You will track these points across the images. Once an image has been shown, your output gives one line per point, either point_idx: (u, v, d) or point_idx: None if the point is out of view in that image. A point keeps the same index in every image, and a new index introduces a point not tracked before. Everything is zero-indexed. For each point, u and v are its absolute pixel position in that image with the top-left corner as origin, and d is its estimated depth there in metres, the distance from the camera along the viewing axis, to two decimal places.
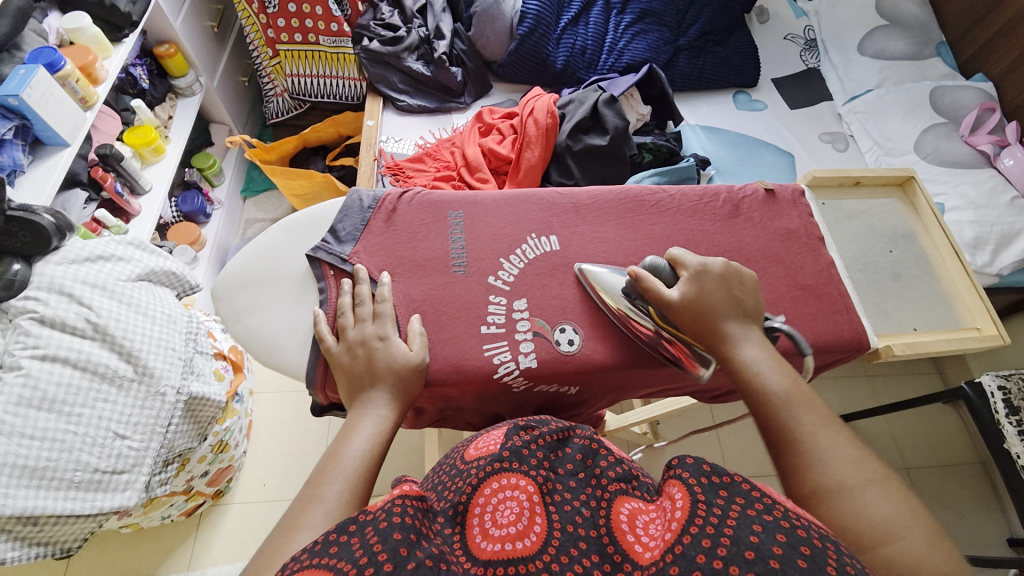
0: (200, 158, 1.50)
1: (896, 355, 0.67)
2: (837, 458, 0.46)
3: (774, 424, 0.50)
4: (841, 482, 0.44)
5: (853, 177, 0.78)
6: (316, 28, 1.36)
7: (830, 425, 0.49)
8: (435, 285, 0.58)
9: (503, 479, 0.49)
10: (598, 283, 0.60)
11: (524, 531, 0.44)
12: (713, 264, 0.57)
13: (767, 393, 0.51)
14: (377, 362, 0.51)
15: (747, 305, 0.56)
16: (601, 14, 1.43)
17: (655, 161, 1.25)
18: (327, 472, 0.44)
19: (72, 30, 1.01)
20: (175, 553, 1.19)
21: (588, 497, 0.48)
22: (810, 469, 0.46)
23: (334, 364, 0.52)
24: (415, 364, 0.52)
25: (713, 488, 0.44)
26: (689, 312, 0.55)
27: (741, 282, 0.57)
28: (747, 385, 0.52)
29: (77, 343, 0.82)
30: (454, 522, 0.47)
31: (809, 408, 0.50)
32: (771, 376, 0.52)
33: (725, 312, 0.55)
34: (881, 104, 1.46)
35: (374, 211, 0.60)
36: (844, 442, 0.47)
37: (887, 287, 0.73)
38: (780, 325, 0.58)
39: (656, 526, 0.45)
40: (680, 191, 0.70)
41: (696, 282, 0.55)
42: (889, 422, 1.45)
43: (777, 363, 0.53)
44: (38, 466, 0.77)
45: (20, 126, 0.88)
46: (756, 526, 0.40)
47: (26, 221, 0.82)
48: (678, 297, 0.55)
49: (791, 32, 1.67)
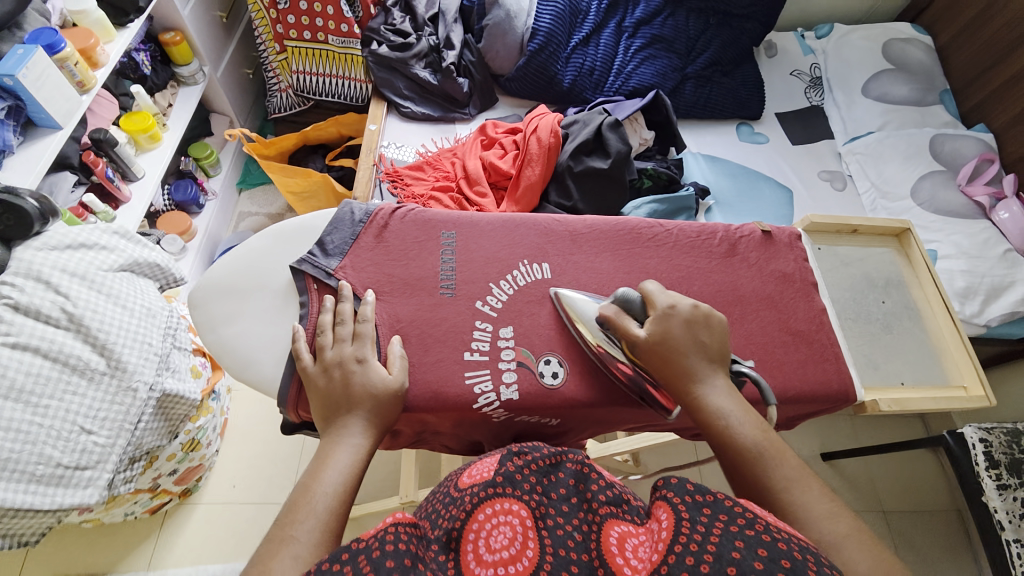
0: (197, 148, 1.48)
1: (883, 410, 0.66)
2: (812, 513, 0.46)
3: (752, 478, 0.49)
4: (820, 538, 0.44)
5: (850, 225, 0.77)
6: (326, 27, 1.37)
7: (805, 475, 0.49)
8: (423, 306, 0.56)
9: (497, 505, 0.47)
10: (572, 306, 0.59)
11: (517, 556, 0.43)
12: (683, 305, 0.55)
13: (741, 446, 0.50)
14: (354, 387, 0.49)
15: (711, 350, 0.54)
16: (611, 36, 1.43)
17: (654, 187, 1.26)
18: (299, 509, 0.43)
19: (76, 11, 0.99)
20: (135, 551, 1.15)
21: (580, 521, 0.47)
22: (790, 525, 0.46)
23: (309, 384, 0.50)
24: (393, 390, 0.50)
25: (696, 506, 0.45)
26: (652, 359, 0.53)
27: (707, 324, 0.55)
28: (722, 439, 0.50)
29: (49, 333, 0.79)
30: (446, 550, 0.45)
31: (785, 458, 0.49)
32: (743, 427, 0.51)
33: (691, 357, 0.53)
34: (881, 147, 1.48)
35: (365, 226, 0.59)
36: (818, 493, 0.48)
37: (876, 339, 0.73)
38: (746, 371, 0.56)
39: (644, 548, 0.45)
40: (677, 225, 0.69)
41: (661, 323, 0.53)
42: (868, 464, 1.44)
43: (745, 411, 0.52)
44: (0, 457, 0.73)
45: (12, 107, 0.86)
46: (738, 543, 0.42)
47: (9, 205, 0.79)
48: (646, 336, 0.53)
49: (798, 69, 1.68)
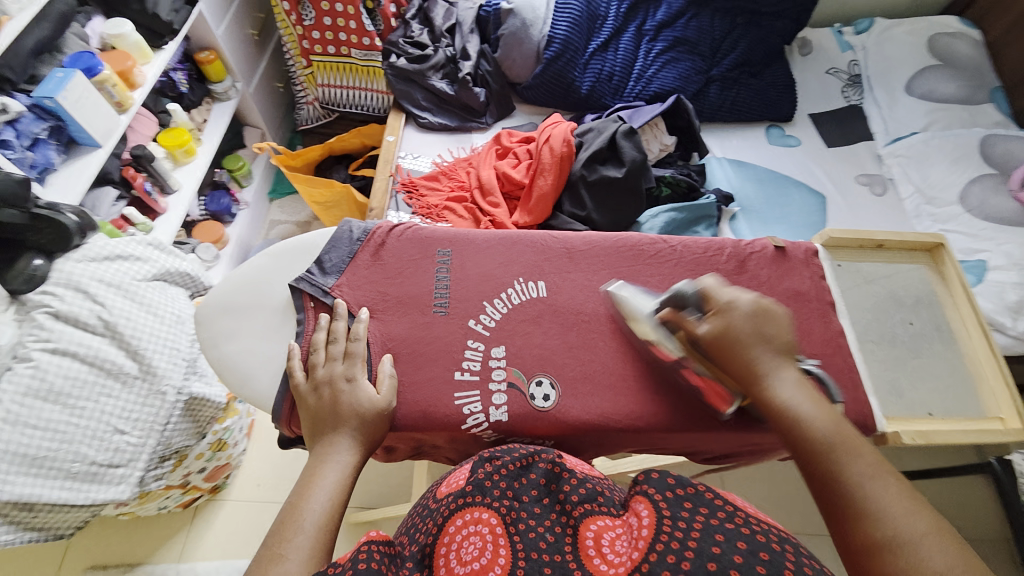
0: (230, 160, 1.55)
1: (903, 443, 0.61)
2: (891, 510, 0.44)
3: (820, 468, 0.48)
4: (890, 536, 0.43)
5: (874, 239, 0.73)
6: (349, 41, 1.41)
7: (882, 472, 0.47)
8: (416, 324, 0.57)
9: (469, 514, 0.48)
10: (626, 302, 0.60)
11: (487, 565, 0.43)
12: (743, 300, 0.54)
13: (810, 436, 0.49)
14: (341, 405, 0.50)
15: (782, 338, 0.53)
16: (631, 40, 1.40)
17: (673, 195, 1.22)
18: (287, 528, 0.46)
19: (114, 36, 1.06)
20: (168, 542, 1.21)
21: (553, 523, 0.47)
22: (859, 521, 0.45)
23: (300, 402, 0.52)
24: (381, 409, 0.51)
25: (678, 501, 0.46)
26: (717, 356, 0.52)
27: (774, 317, 0.53)
28: (791, 429, 0.50)
29: (86, 338, 0.85)
30: (422, 566, 0.46)
31: (860, 453, 0.48)
32: (815, 419, 0.50)
33: (757, 348, 0.51)
34: (926, 149, 1.38)
35: (362, 244, 0.60)
36: (897, 490, 0.46)
37: (902, 363, 0.68)
38: (814, 369, 0.56)
39: (620, 542, 0.45)
40: (682, 242, 0.67)
41: (723, 319, 0.52)
42: None
43: (818, 404, 0.51)
44: (39, 455, 0.79)
45: (55, 127, 0.93)
46: (717, 536, 0.42)
47: (50, 220, 0.85)
48: (709, 333, 0.52)
49: (834, 66, 1.59)
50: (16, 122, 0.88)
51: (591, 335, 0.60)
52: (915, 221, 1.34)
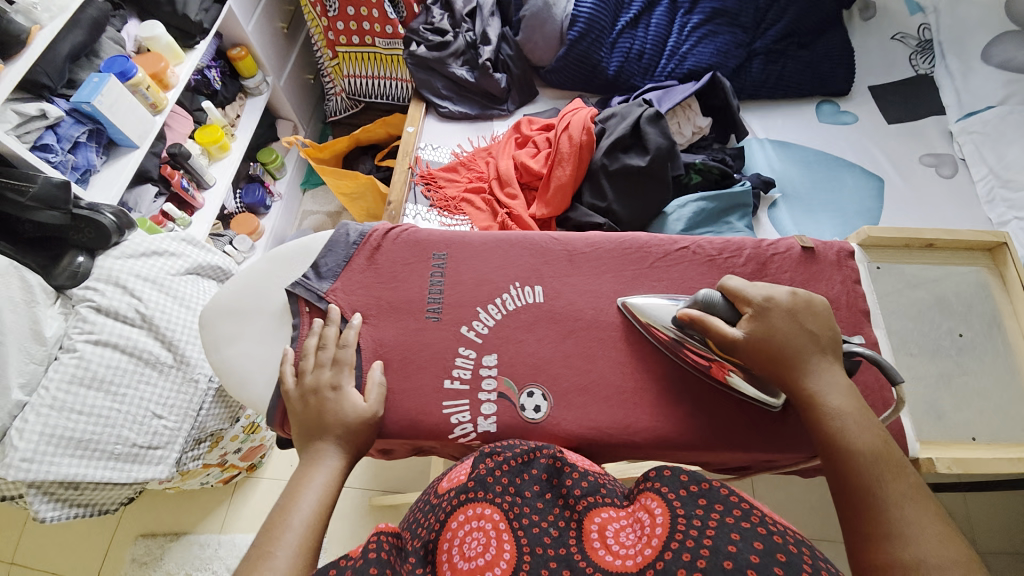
0: (264, 153, 1.61)
1: (938, 471, 0.58)
2: (923, 537, 0.45)
3: (854, 484, 0.49)
4: (912, 559, 0.43)
5: (923, 239, 0.69)
6: (372, 31, 1.40)
7: (918, 496, 0.47)
8: (407, 330, 0.58)
9: (470, 510, 0.48)
10: (644, 313, 0.59)
11: (493, 561, 0.44)
12: (779, 293, 0.55)
13: (853, 451, 0.49)
14: (327, 414, 0.52)
15: (823, 336, 0.54)
16: (664, 14, 1.30)
17: (704, 183, 1.14)
18: (276, 528, 0.47)
19: (148, 38, 1.11)
20: (212, 514, 1.32)
21: (557, 517, 0.48)
22: (880, 537, 0.46)
23: (290, 409, 0.54)
24: (366, 417, 0.53)
25: (691, 498, 0.46)
26: (756, 354, 0.53)
27: (811, 311, 0.54)
28: (835, 440, 0.50)
29: (125, 330, 0.92)
30: (424, 562, 0.46)
31: (900, 476, 0.48)
32: (860, 434, 0.50)
33: (803, 347, 0.53)
34: (1004, 125, 1.22)
35: (358, 248, 0.61)
36: (930, 515, 0.46)
37: (946, 380, 0.65)
38: (859, 349, 0.54)
39: (626, 534, 0.46)
40: (695, 242, 0.64)
41: (760, 320, 0.53)
42: (965, 498, 1.23)
43: (867, 419, 0.51)
44: (84, 438, 0.86)
45: (94, 130, 1.00)
46: (733, 534, 0.42)
47: (90, 220, 0.92)
48: (744, 334, 0.53)
49: (901, 32, 1.42)
50: (57, 127, 0.94)
51: (587, 343, 0.60)
52: (986, 208, 1.19)
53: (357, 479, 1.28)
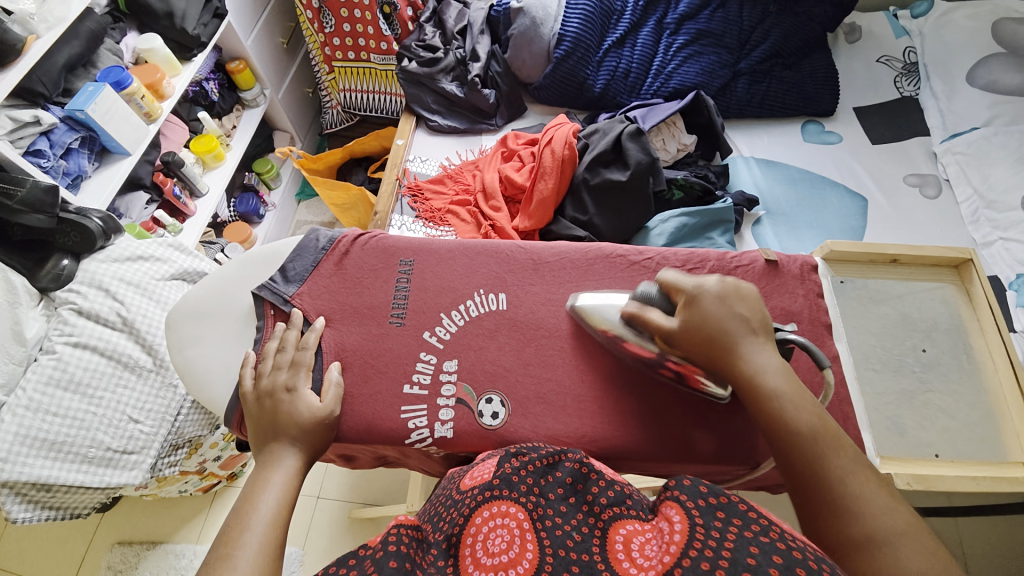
0: (260, 163, 1.63)
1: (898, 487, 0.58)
2: (873, 509, 0.47)
3: (804, 463, 0.50)
4: (864, 534, 0.46)
5: (887, 254, 0.71)
6: (368, 47, 1.44)
7: (862, 468, 0.49)
8: (370, 335, 0.59)
9: (494, 508, 0.48)
10: (588, 313, 0.60)
11: (516, 558, 0.43)
12: (707, 283, 0.56)
13: (796, 431, 0.50)
14: (281, 415, 0.53)
15: (752, 322, 0.54)
16: (650, 35, 1.33)
17: (686, 199, 1.15)
18: (234, 530, 0.47)
19: (146, 50, 1.15)
20: (190, 522, 1.30)
21: (580, 522, 0.48)
22: (843, 517, 0.47)
23: (246, 412, 0.55)
24: (321, 417, 0.54)
25: (709, 509, 0.44)
26: (689, 345, 0.54)
27: (741, 296, 0.55)
28: (778, 424, 0.51)
29: (106, 333, 0.93)
30: (447, 555, 0.46)
31: (842, 450, 0.50)
32: (800, 414, 0.51)
33: (734, 331, 0.53)
34: (987, 146, 1.25)
35: (326, 254, 0.63)
36: (875, 486, 0.48)
37: (908, 398, 0.66)
38: (793, 337, 0.55)
39: (651, 547, 0.44)
40: (661, 253, 0.66)
41: (693, 308, 0.54)
42: (956, 522, 1.21)
43: (804, 400, 0.51)
44: (57, 440, 0.86)
45: (87, 137, 1.03)
46: (752, 547, 0.40)
47: (77, 224, 0.93)
48: (680, 323, 0.54)
49: (886, 54, 1.45)
50: (51, 134, 0.97)
51: (548, 352, 0.61)
52: (971, 228, 1.20)
53: (338, 489, 1.27)
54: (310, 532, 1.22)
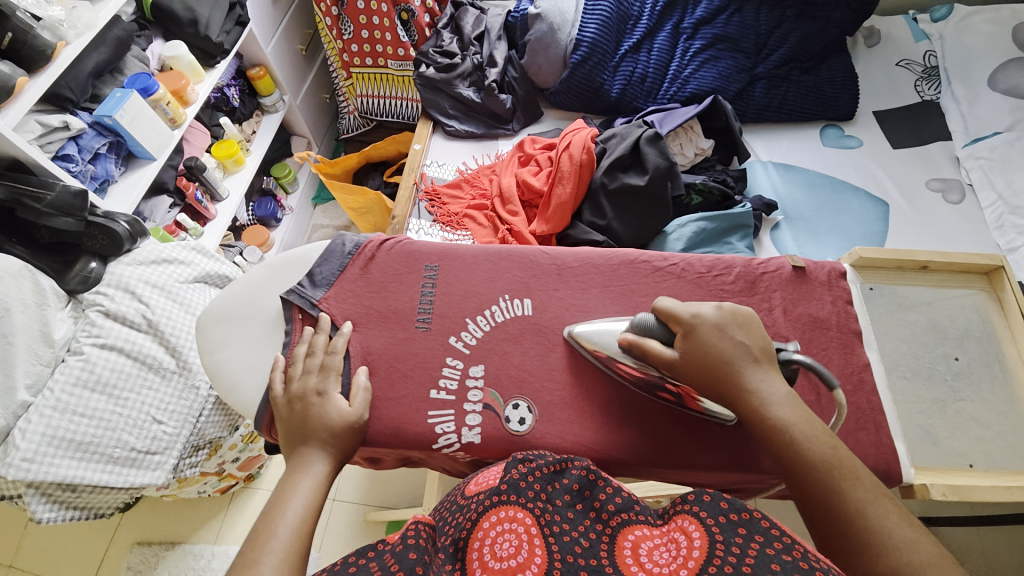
0: (278, 168, 1.66)
1: (933, 498, 0.57)
2: (900, 541, 0.45)
3: (824, 498, 0.48)
4: (900, 568, 0.43)
5: (917, 261, 0.69)
6: (385, 53, 1.45)
7: (881, 496, 0.48)
8: (395, 338, 0.60)
9: (502, 512, 0.48)
10: (587, 339, 0.60)
11: (524, 563, 0.44)
12: (706, 310, 0.55)
13: (811, 463, 0.49)
14: (311, 418, 0.53)
15: (755, 349, 0.53)
16: (666, 39, 1.33)
17: (705, 204, 1.15)
18: (262, 535, 0.47)
19: (172, 57, 1.18)
20: (208, 523, 1.31)
21: (588, 529, 0.48)
22: (875, 554, 0.45)
23: (277, 415, 0.56)
24: (351, 420, 0.54)
25: (730, 526, 0.45)
26: (693, 377, 0.53)
27: (740, 324, 0.54)
28: (793, 456, 0.49)
29: (131, 335, 0.94)
30: (454, 559, 0.47)
31: (858, 480, 0.48)
32: (811, 444, 0.49)
33: (737, 359, 0.52)
34: (1011, 151, 1.22)
35: (352, 258, 0.63)
36: (897, 517, 0.46)
37: (941, 408, 0.65)
38: (797, 358, 0.53)
39: (660, 554, 0.45)
40: (686, 259, 0.65)
41: (691, 339, 0.54)
42: (981, 534, 1.19)
43: (814, 426, 0.50)
44: (83, 441, 0.87)
45: (114, 142, 1.05)
46: (774, 565, 0.41)
47: (104, 227, 0.95)
48: (679, 355, 0.54)
49: (906, 58, 1.43)
50: (79, 139, 0.99)
51: (573, 357, 0.61)
52: (996, 233, 1.18)
53: (353, 492, 1.27)
54: (327, 536, 1.22)
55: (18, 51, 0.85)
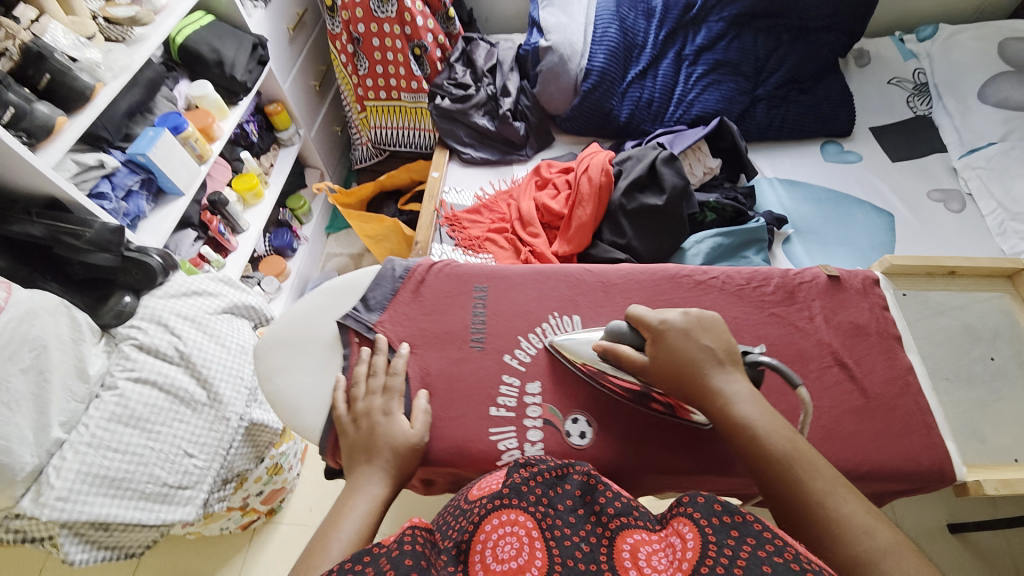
0: (294, 200, 1.69)
1: (989, 493, 0.60)
2: (860, 529, 0.47)
3: (789, 493, 0.51)
4: (859, 554, 0.46)
5: (946, 266, 0.74)
6: (399, 86, 1.51)
7: (840, 486, 0.50)
8: (453, 359, 0.63)
9: (504, 515, 0.49)
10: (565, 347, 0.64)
11: (525, 565, 0.44)
12: (674, 316, 0.59)
13: (773, 456, 0.52)
14: (378, 435, 0.56)
15: (720, 351, 0.57)
16: (670, 66, 1.39)
17: (719, 220, 1.18)
18: (315, 556, 0.47)
19: (198, 96, 1.22)
20: (230, 561, 1.28)
21: (588, 533, 0.48)
22: (831, 540, 0.48)
23: (341, 433, 0.57)
24: (413, 442, 0.56)
25: (724, 528, 0.45)
26: (660, 378, 0.57)
27: (707, 328, 0.58)
28: (754, 450, 0.52)
29: (164, 368, 0.94)
30: (456, 561, 0.47)
31: (817, 471, 0.51)
32: (773, 437, 0.52)
33: (702, 361, 0.56)
34: (1006, 160, 1.28)
35: (403, 282, 0.68)
36: (857, 507, 0.49)
37: (981, 408, 0.67)
38: (763, 359, 0.57)
39: (659, 558, 0.45)
40: (724, 272, 0.69)
41: (660, 342, 0.58)
42: (1009, 537, 1.19)
43: (774, 422, 0.53)
44: (117, 477, 0.85)
45: (146, 179, 1.08)
46: (765, 566, 0.41)
47: (140, 261, 0.97)
48: (649, 359, 0.58)
49: (896, 77, 1.51)
50: (113, 176, 1.01)
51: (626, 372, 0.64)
52: (999, 239, 1.22)
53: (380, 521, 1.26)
54: None
55: (55, 91, 0.86)
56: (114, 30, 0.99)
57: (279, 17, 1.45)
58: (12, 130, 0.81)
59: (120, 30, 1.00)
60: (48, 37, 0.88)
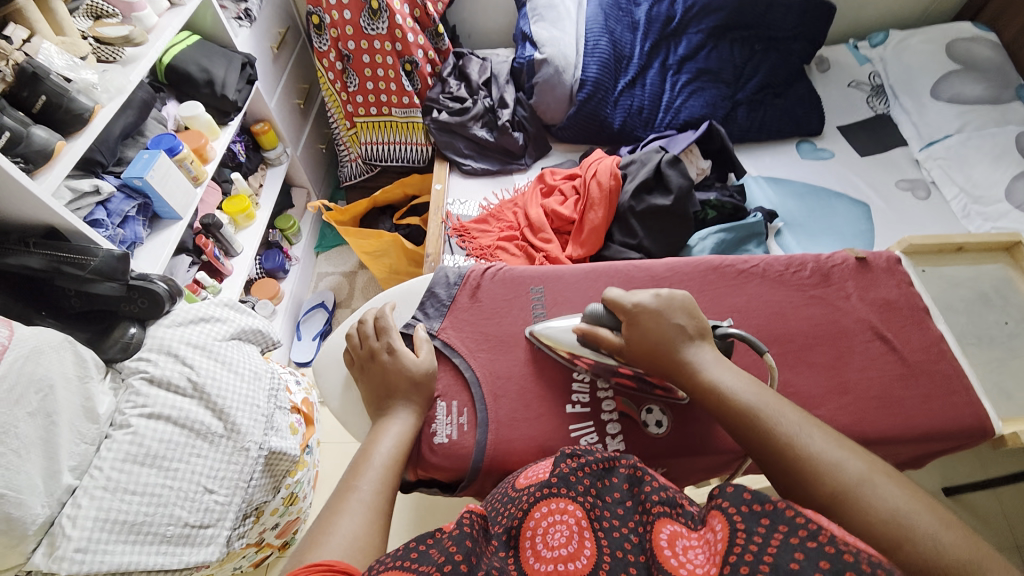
0: (282, 220, 1.65)
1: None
2: (838, 461, 0.53)
3: (770, 442, 0.56)
4: (840, 487, 0.51)
5: (954, 244, 0.87)
6: (390, 101, 1.50)
7: (809, 423, 0.56)
8: (518, 359, 0.76)
9: (551, 504, 0.50)
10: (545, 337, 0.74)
11: (575, 553, 0.45)
12: (646, 299, 0.67)
13: (749, 410, 0.58)
14: (389, 371, 0.68)
15: (689, 328, 0.65)
16: (656, 76, 1.46)
17: (720, 217, 1.24)
18: (361, 466, 0.58)
19: (188, 117, 1.17)
20: None
21: (635, 524, 0.49)
22: (810, 479, 0.52)
23: (361, 376, 0.70)
24: (423, 369, 0.69)
25: (753, 516, 0.44)
26: (638, 354, 0.66)
27: (677, 306, 0.66)
28: (725, 406, 0.60)
29: (178, 401, 0.87)
30: (507, 546, 0.48)
31: (785, 412, 0.57)
32: (744, 393, 0.60)
33: (676, 338, 0.64)
34: (964, 150, 1.40)
35: (459, 286, 0.81)
36: (829, 443, 0.54)
37: (1006, 364, 0.80)
38: (731, 331, 0.66)
39: (696, 553, 0.45)
40: (766, 261, 0.79)
41: (633, 324, 0.66)
42: (999, 496, 1.28)
43: (741, 380, 0.61)
44: (137, 521, 0.78)
45: (142, 204, 1.02)
46: (797, 554, 0.40)
47: (143, 289, 0.91)
48: (626, 340, 0.67)
49: (856, 79, 1.64)
50: (108, 203, 0.96)
51: None
52: (965, 222, 1.34)
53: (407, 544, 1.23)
54: None
55: (53, 114, 0.81)
56: (106, 49, 0.95)
57: (263, 37, 1.42)
58: (8, 155, 0.76)
59: (111, 49, 0.97)
60: (40, 57, 0.83)
